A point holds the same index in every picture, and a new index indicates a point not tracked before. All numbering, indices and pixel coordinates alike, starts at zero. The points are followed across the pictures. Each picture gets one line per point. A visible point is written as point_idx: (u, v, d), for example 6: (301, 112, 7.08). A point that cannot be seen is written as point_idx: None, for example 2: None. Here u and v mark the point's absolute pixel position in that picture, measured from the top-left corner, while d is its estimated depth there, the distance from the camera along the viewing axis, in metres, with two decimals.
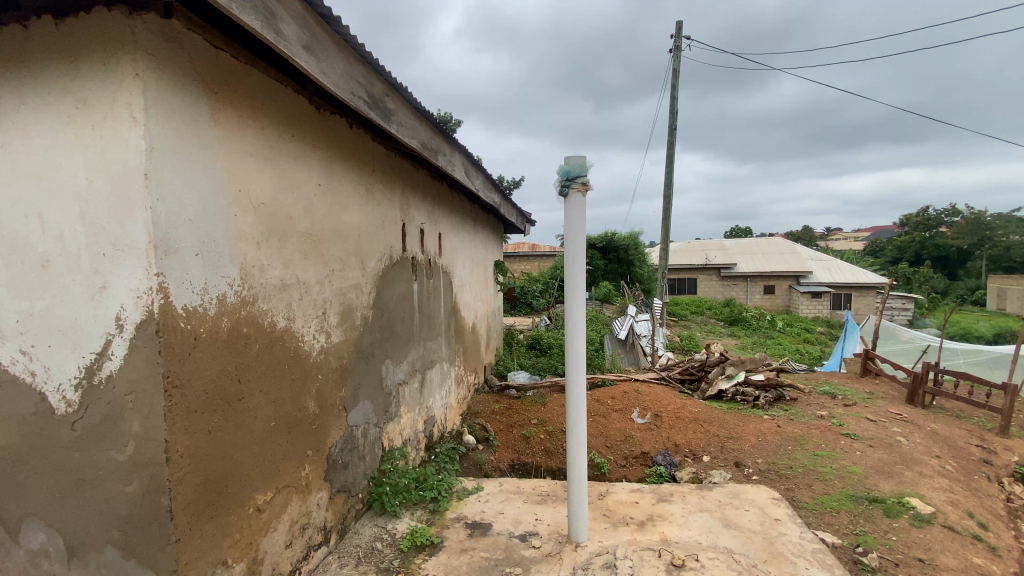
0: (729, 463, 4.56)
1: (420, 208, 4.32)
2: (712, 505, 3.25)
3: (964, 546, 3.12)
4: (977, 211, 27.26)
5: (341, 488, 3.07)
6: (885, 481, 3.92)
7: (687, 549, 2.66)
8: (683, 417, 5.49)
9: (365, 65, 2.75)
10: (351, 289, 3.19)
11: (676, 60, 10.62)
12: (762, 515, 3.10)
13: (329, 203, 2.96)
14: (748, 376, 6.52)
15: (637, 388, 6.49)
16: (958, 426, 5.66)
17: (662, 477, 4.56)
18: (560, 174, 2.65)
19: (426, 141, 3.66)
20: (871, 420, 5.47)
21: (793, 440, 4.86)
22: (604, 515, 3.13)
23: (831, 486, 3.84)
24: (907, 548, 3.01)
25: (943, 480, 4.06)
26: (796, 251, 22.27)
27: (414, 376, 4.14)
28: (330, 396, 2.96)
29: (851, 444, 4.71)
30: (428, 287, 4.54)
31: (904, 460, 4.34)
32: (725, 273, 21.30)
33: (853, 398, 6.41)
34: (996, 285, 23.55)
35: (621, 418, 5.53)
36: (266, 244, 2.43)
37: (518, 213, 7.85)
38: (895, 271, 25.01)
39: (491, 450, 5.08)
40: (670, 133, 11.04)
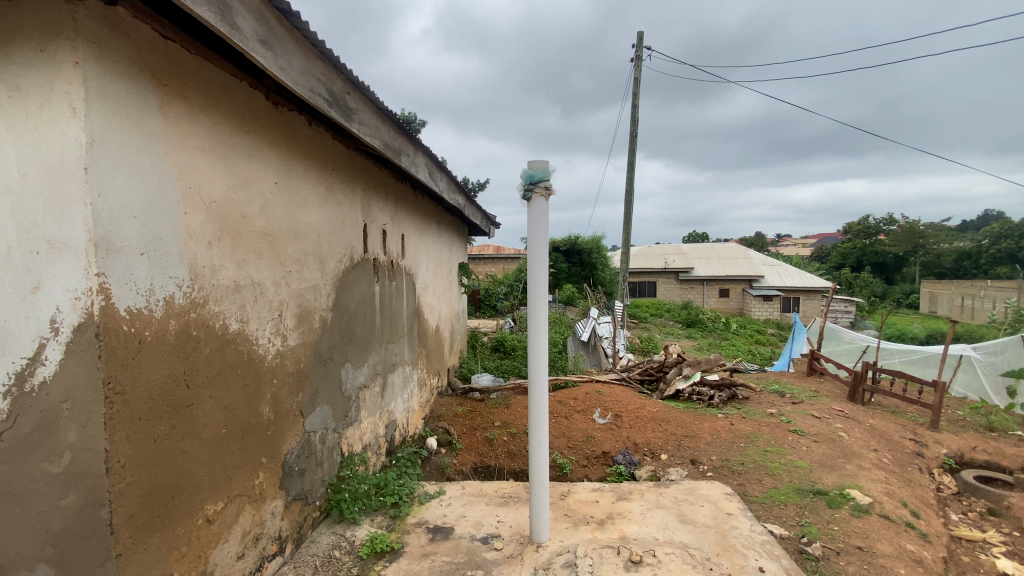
0: (686, 461, 4.70)
1: (382, 209, 4.26)
2: (668, 501, 3.35)
3: (899, 534, 3.32)
4: (910, 221, 29.26)
5: (297, 496, 2.98)
6: (828, 474, 4.15)
7: (644, 546, 2.73)
8: (642, 417, 5.64)
9: (325, 62, 2.69)
10: (310, 290, 3.10)
11: (637, 69, 10.88)
12: (715, 510, 3.21)
13: (286, 202, 2.87)
14: (704, 376, 6.80)
15: (598, 389, 6.60)
16: (894, 421, 6.05)
17: (622, 475, 4.66)
18: (523, 178, 2.68)
19: (388, 141, 3.61)
20: (817, 416, 5.77)
21: (745, 437, 5.07)
22: (565, 515, 3.18)
23: (779, 481, 4.02)
24: (847, 538, 3.17)
25: (881, 473, 4.32)
26: (749, 256, 23.28)
27: (375, 380, 4.07)
28: (285, 402, 2.87)
29: (798, 440, 4.96)
30: (391, 289, 4.48)
31: (845, 454, 4.60)
32: (683, 277, 22.00)
33: (800, 396, 6.76)
34: (928, 290, 25.34)
35: (583, 418, 5.62)
36: (218, 244, 2.33)
37: (483, 216, 7.83)
38: (839, 276, 26.52)
39: (455, 453, 5.06)
40: (631, 141, 11.31)
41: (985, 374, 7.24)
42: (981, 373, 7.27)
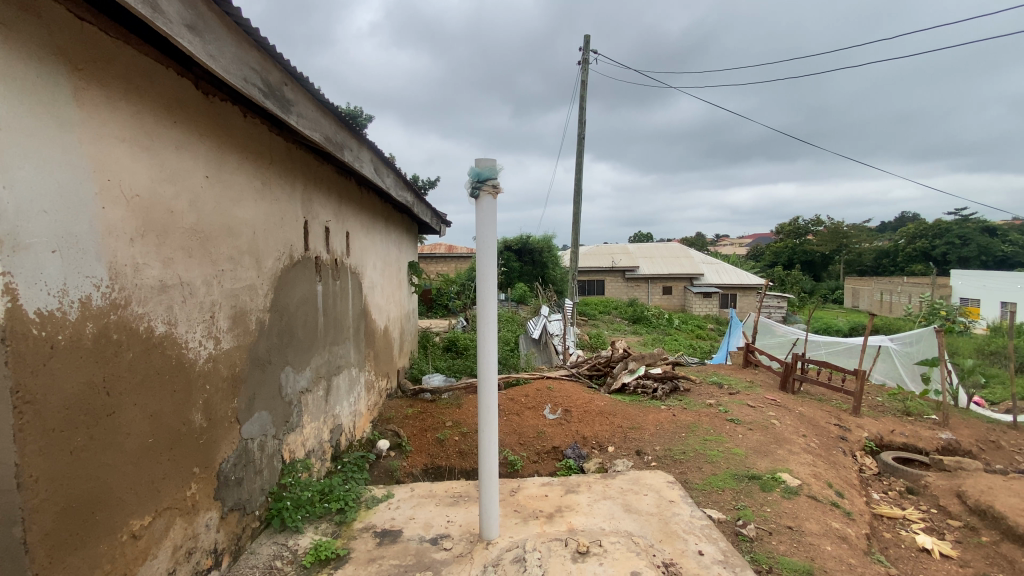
0: (632, 452, 4.86)
1: (324, 206, 4.13)
2: (615, 492, 3.45)
3: (824, 512, 3.56)
4: (834, 222, 31.57)
5: (234, 507, 2.83)
6: (762, 459, 4.41)
7: (592, 536, 2.79)
8: (591, 411, 5.78)
9: (260, 51, 2.57)
10: (245, 290, 2.95)
11: (584, 71, 11.10)
12: (658, 498, 3.34)
13: (218, 197, 2.72)
14: (649, 370, 7.05)
15: (549, 385, 6.70)
16: (820, 408, 6.52)
17: (571, 469, 4.75)
18: (471, 176, 2.65)
19: (330, 134, 3.50)
20: (752, 405, 6.13)
21: (686, 427, 5.31)
22: (515, 511, 3.20)
23: (717, 467, 4.24)
24: (779, 519, 3.36)
25: (808, 456, 4.63)
26: (691, 255, 24.34)
27: (319, 383, 3.94)
28: (219, 408, 2.72)
29: (734, 428, 5.25)
30: (335, 289, 4.34)
31: (777, 440, 4.91)
32: (630, 275, 22.69)
33: (736, 387, 7.16)
34: (851, 286, 27.46)
35: (534, 415, 5.69)
36: (142, 241, 2.18)
37: (433, 214, 7.73)
38: (772, 274, 28.24)
39: (404, 455, 4.98)
40: (579, 142, 11.53)
41: (901, 363, 7.95)
42: (899, 362, 7.97)
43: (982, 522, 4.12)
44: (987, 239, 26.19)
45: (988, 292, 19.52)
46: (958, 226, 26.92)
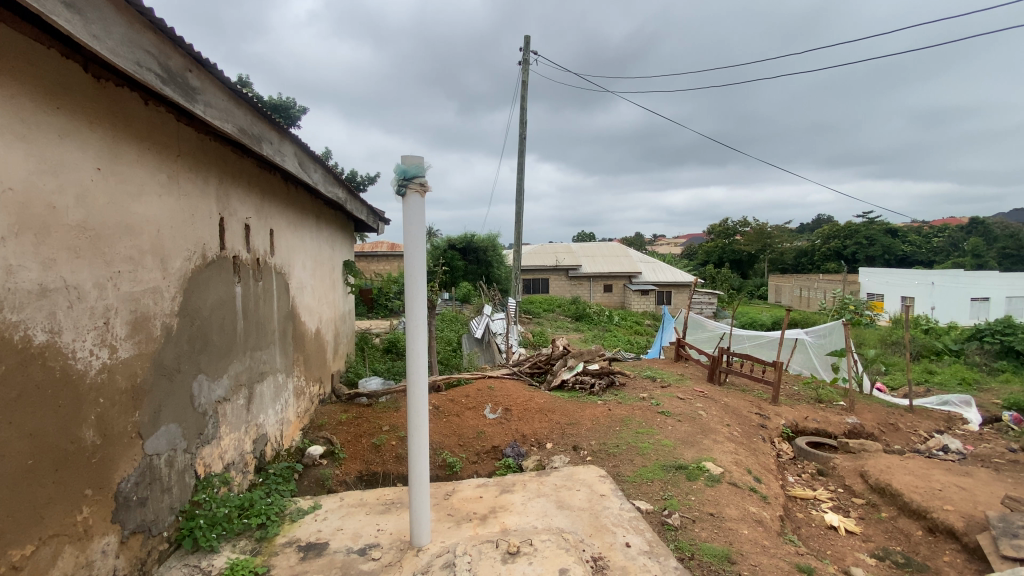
0: (569, 448, 4.94)
1: (243, 202, 3.87)
2: (548, 489, 3.48)
3: (743, 498, 3.77)
4: (759, 223, 33.77)
5: (137, 529, 2.60)
6: (688, 450, 4.62)
7: (522, 536, 2.79)
8: (530, 408, 5.82)
9: (157, 33, 2.36)
10: (147, 294, 2.71)
11: (524, 71, 11.15)
12: (590, 492, 3.41)
13: (114, 191, 2.48)
14: (587, 366, 7.21)
15: (490, 384, 6.67)
16: (744, 398, 6.94)
17: (510, 468, 4.75)
18: (396, 173, 2.44)
19: (244, 126, 3.28)
20: (681, 398, 6.42)
21: (620, 421, 5.47)
22: (448, 514, 3.15)
23: (647, 459, 4.40)
24: (702, 506, 3.53)
25: (731, 444, 4.91)
26: (630, 253, 25.19)
27: (238, 392, 3.69)
28: (117, 423, 2.47)
29: (665, 420, 5.47)
30: (256, 291, 4.09)
31: (703, 430, 5.17)
32: (573, 274, 23.14)
33: (669, 380, 7.48)
34: (774, 283, 29.51)
35: (474, 415, 5.65)
36: (17, 240, 1.94)
37: (369, 211, 7.48)
38: (705, 272, 29.81)
39: (337, 463, 4.78)
40: (520, 142, 11.58)
41: (815, 354, 8.57)
42: (813, 353, 8.59)
43: (881, 499, 4.53)
44: (888, 239, 29.01)
45: (889, 288, 21.62)
46: (865, 228, 29.62)
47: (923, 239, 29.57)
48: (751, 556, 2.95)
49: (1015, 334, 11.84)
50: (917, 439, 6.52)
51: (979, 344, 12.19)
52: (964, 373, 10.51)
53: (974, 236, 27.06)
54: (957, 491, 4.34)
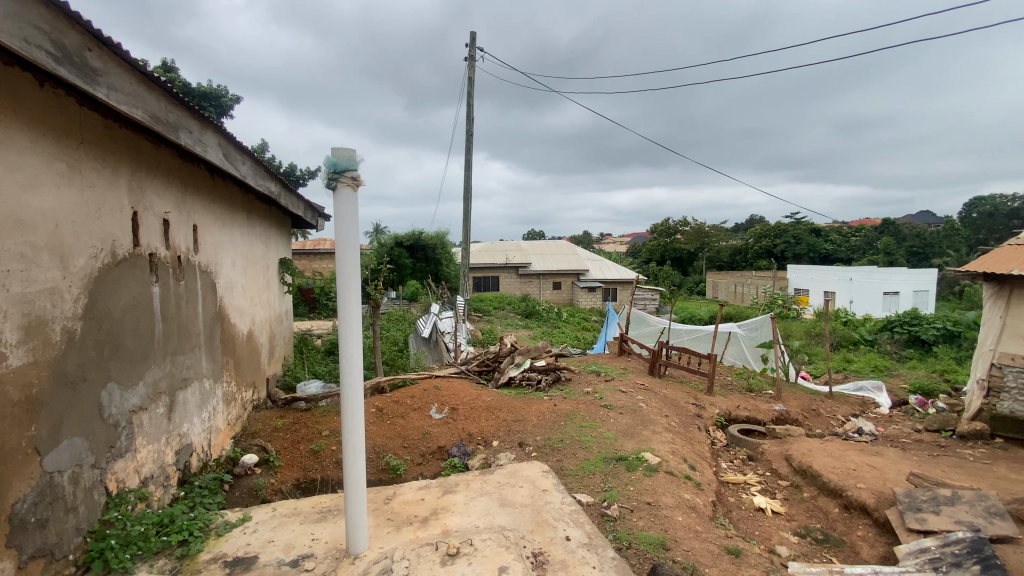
0: (514, 444, 4.96)
1: (161, 196, 3.59)
2: (491, 488, 3.46)
3: (678, 486, 3.92)
4: (699, 223, 35.37)
5: (37, 553, 2.36)
6: (629, 441, 4.76)
7: (463, 536, 2.76)
8: (477, 407, 5.80)
9: (49, 7, 2.15)
10: (44, 295, 2.45)
11: (470, 68, 11.06)
12: (532, 488, 3.43)
13: (3, 181, 2.23)
14: (534, 363, 7.28)
15: (437, 384, 6.57)
16: (682, 390, 7.25)
17: (456, 468, 4.69)
18: (325, 165, 2.30)
19: (158, 112, 3.04)
20: (623, 391, 6.61)
21: (565, 415, 5.56)
22: (387, 519, 3.06)
23: (590, 452, 4.49)
24: (640, 496, 3.64)
25: (669, 435, 5.10)
26: (577, 251, 25.67)
27: (157, 400, 3.43)
28: (10, 438, 2.23)
29: (607, 413, 5.61)
30: (177, 291, 3.81)
31: (643, 422, 5.34)
32: (521, 272, 23.29)
33: (612, 374, 7.69)
34: (711, 279, 31.04)
35: (419, 416, 5.55)
36: None
37: (307, 206, 7.17)
38: (648, 269, 30.92)
39: (273, 471, 4.55)
40: (467, 139, 11.48)
41: (746, 346, 9.09)
42: (745, 346, 9.10)
43: (803, 480, 4.86)
44: (813, 238, 31.26)
45: (813, 283, 23.29)
46: (792, 228, 31.73)
47: (842, 238, 32.09)
48: (684, 541, 3.07)
49: (919, 324, 13.10)
50: (836, 423, 7.06)
51: (890, 334, 13.38)
52: (876, 361, 11.51)
53: (885, 236, 29.62)
54: (868, 469, 4.73)
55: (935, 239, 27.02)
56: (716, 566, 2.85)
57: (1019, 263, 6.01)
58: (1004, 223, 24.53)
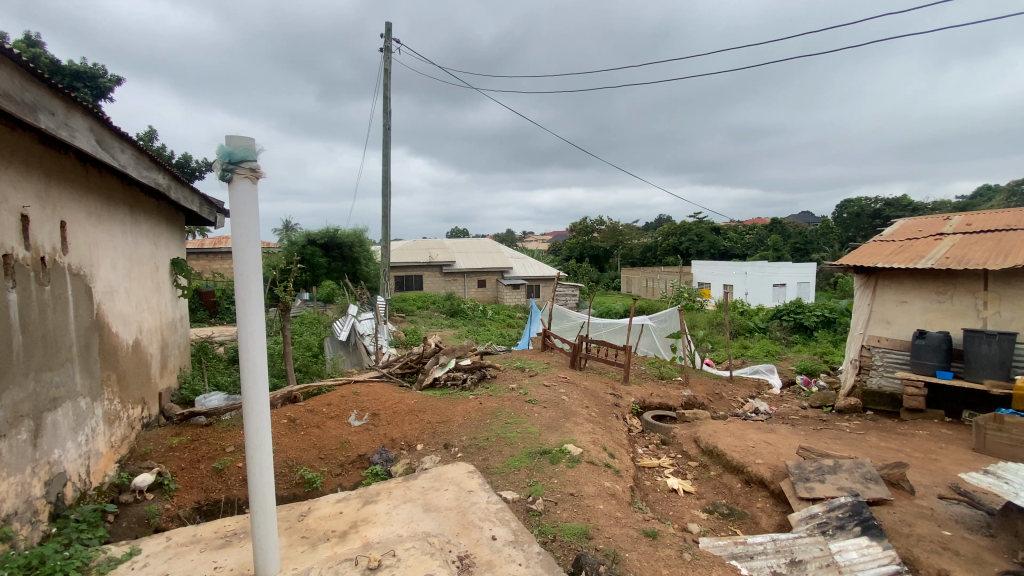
0: (439, 446, 4.86)
1: (16, 187, 3.07)
2: (415, 494, 3.36)
3: (599, 475, 4.06)
4: (614, 221, 37.08)
5: None
6: (552, 434, 4.85)
7: (385, 547, 2.65)
8: (399, 411, 5.62)
9: None
10: None
11: (386, 60, 10.69)
12: (457, 490, 3.36)
13: None
14: (458, 362, 7.20)
15: (355, 389, 6.28)
16: (601, 381, 7.55)
17: (378, 475, 4.51)
18: (218, 155, 2.06)
19: (9, 90, 2.58)
20: (547, 385, 6.75)
21: (490, 413, 5.55)
22: (301, 538, 2.85)
23: (515, 448, 4.52)
24: (563, 487, 3.72)
25: (590, 425, 5.27)
26: (500, 249, 25.86)
27: (19, 425, 2.95)
28: None
29: (531, 408, 5.69)
30: (42, 297, 3.29)
31: (565, 415, 5.48)
32: (444, 270, 23.01)
33: (535, 369, 7.82)
34: (626, 274, 32.73)
35: (337, 424, 5.28)
36: None
37: (204, 202, 6.52)
38: (569, 266, 31.90)
39: (168, 496, 4.09)
40: (384, 133, 11.08)
41: (657, 337, 9.68)
42: (656, 336, 9.70)
43: (710, 460, 5.25)
44: (713, 236, 33.97)
45: (715, 277, 25.35)
46: (696, 227, 34.30)
47: (739, 235, 35.14)
48: (606, 529, 3.18)
49: (802, 312, 14.68)
50: (736, 405, 7.72)
51: (779, 322, 14.89)
52: (768, 346, 12.78)
53: (774, 235, 32.96)
54: (764, 446, 5.22)
55: (814, 237, 30.53)
56: (636, 549, 2.97)
57: (882, 257, 6.92)
58: (867, 222, 28.12)
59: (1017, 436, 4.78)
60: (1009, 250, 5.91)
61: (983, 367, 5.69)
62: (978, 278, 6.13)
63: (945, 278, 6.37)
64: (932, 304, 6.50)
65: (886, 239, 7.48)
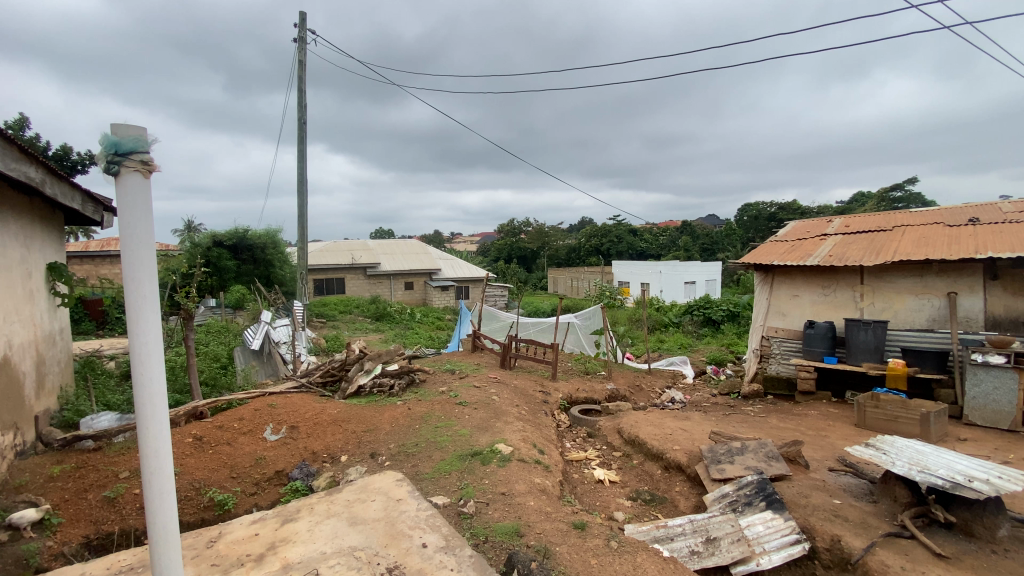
0: (365, 456, 4.67)
1: None
2: (339, 507, 3.19)
3: (530, 472, 4.10)
4: (540, 223, 37.82)
5: None
6: (483, 435, 4.84)
7: (307, 568, 2.52)
8: (321, 422, 5.33)
9: None
10: None
11: (301, 51, 10.13)
12: (385, 500, 3.25)
13: None
14: (384, 367, 6.97)
15: (271, 402, 5.87)
16: (530, 379, 7.66)
17: (298, 491, 4.25)
18: (101, 147, 1.77)
19: None
20: (477, 386, 6.73)
21: (419, 418, 5.43)
22: (211, 566, 2.61)
23: (445, 452, 4.45)
24: (494, 488, 3.71)
25: (519, 423, 5.33)
26: (427, 250, 25.44)
27: None
28: None
29: (462, 410, 5.64)
30: None
31: (496, 415, 5.49)
32: (368, 272, 22.23)
33: (465, 370, 7.77)
34: (552, 275, 33.53)
35: (250, 440, 4.91)
36: None
37: (89, 198, 5.79)
38: (496, 267, 32.08)
39: (50, 533, 3.57)
40: (299, 128, 10.49)
41: (583, 334, 10.04)
42: (581, 334, 10.04)
43: (633, 449, 5.51)
44: (631, 237, 35.81)
45: (634, 276, 26.71)
46: (617, 229, 35.91)
47: (654, 236, 37.26)
48: (536, 525, 3.22)
49: (710, 307, 15.87)
50: (655, 395, 8.17)
51: (691, 316, 15.99)
52: (682, 339, 13.67)
53: (686, 236, 35.32)
54: (681, 432, 5.56)
55: (720, 238, 33.11)
56: (566, 542, 3.03)
57: (778, 255, 7.64)
58: (764, 224, 30.86)
59: (891, 411, 5.44)
60: (879, 249, 6.77)
61: (861, 351, 6.47)
62: (855, 273, 6.95)
63: (830, 274, 7.15)
64: (819, 297, 7.29)
65: (780, 239, 8.28)
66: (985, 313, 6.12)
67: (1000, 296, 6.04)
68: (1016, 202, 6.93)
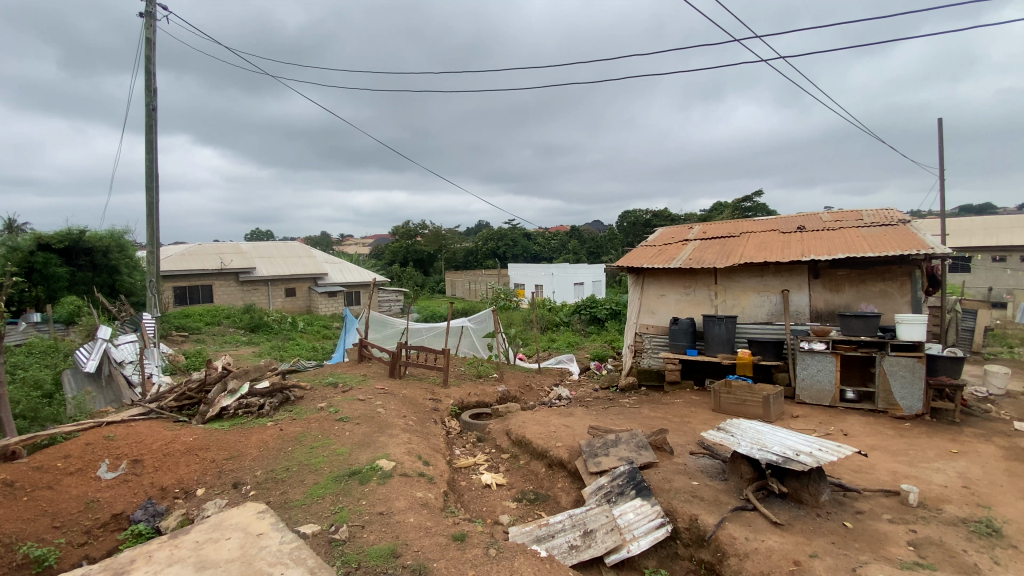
0: (227, 487, 4.18)
1: None
2: (185, 552, 2.80)
3: (412, 486, 3.96)
4: (435, 225, 37.29)
5: None
6: (364, 451, 4.59)
7: None
8: (172, 452, 4.68)
9: None
10: None
11: (148, 27, 8.85)
12: (243, 537, 2.92)
13: None
14: (253, 386, 6.32)
15: (109, 433, 5.02)
16: (420, 387, 7.45)
17: (142, 536, 3.68)
18: None
19: None
20: (361, 399, 6.38)
21: (293, 439, 5.01)
22: None
23: (319, 475, 4.14)
24: (372, 508, 3.52)
25: (405, 435, 5.14)
26: (313, 254, 23.81)
27: None
28: None
29: (342, 427, 5.31)
30: None
31: (379, 428, 5.25)
32: (243, 278, 20.21)
33: (350, 383, 7.33)
34: (448, 278, 33.26)
35: (78, 480, 4.15)
36: None
37: None
38: (390, 271, 31.00)
39: None
40: (148, 116, 9.16)
41: (476, 338, 10.01)
42: (474, 337, 9.99)
43: (519, 450, 5.60)
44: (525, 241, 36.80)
45: (527, 279, 27.52)
46: (511, 232, 36.70)
47: (546, 240, 38.71)
48: (415, 542, 3.10)
49: (596, 307, 16.83)
50: (543, 394, 8.43)
51: (578, 316, 16.82)
52: (571, 338, 14.30)
53: (575, 240, 37.18)
54: (564, 429, 5.78)
55: (605, 242, 35.37)
56: (443, 557, 2.96)
57: (648, 259, 8.32)
58: (642, 229, 33.53)
59: (739, 395, 6.19)
60: (729, 253, 7.66)
61: (717, 344, 7.25)
62: (711, 275, 7.80)
63: (691, 275, 7.94)
64: (682, 296, 8.07)
65: (650, 244, 9.02)
66: (810, 308, 7.18)
67: (820, 293, 7.14)
68: (831, 213, 8.25)
